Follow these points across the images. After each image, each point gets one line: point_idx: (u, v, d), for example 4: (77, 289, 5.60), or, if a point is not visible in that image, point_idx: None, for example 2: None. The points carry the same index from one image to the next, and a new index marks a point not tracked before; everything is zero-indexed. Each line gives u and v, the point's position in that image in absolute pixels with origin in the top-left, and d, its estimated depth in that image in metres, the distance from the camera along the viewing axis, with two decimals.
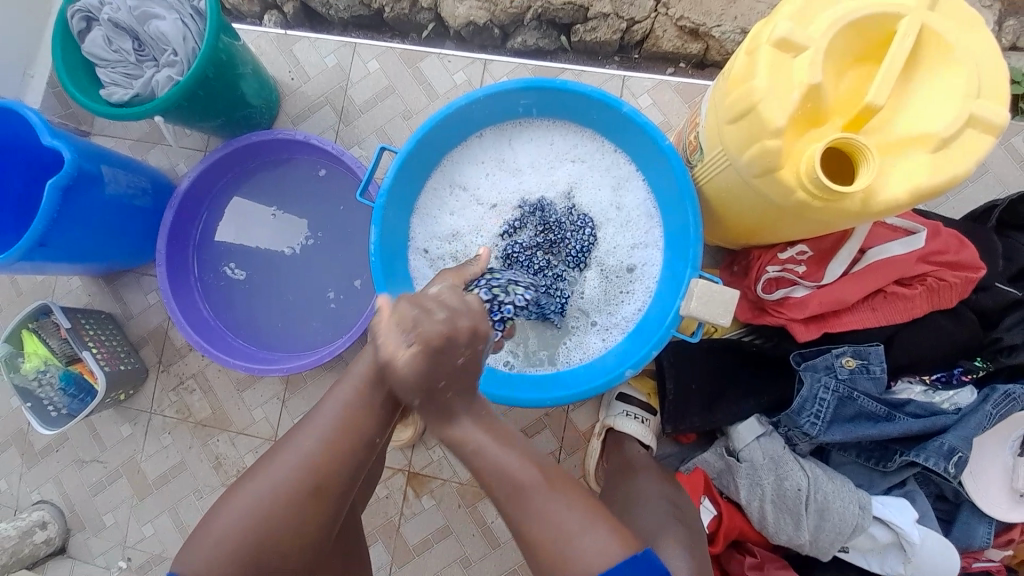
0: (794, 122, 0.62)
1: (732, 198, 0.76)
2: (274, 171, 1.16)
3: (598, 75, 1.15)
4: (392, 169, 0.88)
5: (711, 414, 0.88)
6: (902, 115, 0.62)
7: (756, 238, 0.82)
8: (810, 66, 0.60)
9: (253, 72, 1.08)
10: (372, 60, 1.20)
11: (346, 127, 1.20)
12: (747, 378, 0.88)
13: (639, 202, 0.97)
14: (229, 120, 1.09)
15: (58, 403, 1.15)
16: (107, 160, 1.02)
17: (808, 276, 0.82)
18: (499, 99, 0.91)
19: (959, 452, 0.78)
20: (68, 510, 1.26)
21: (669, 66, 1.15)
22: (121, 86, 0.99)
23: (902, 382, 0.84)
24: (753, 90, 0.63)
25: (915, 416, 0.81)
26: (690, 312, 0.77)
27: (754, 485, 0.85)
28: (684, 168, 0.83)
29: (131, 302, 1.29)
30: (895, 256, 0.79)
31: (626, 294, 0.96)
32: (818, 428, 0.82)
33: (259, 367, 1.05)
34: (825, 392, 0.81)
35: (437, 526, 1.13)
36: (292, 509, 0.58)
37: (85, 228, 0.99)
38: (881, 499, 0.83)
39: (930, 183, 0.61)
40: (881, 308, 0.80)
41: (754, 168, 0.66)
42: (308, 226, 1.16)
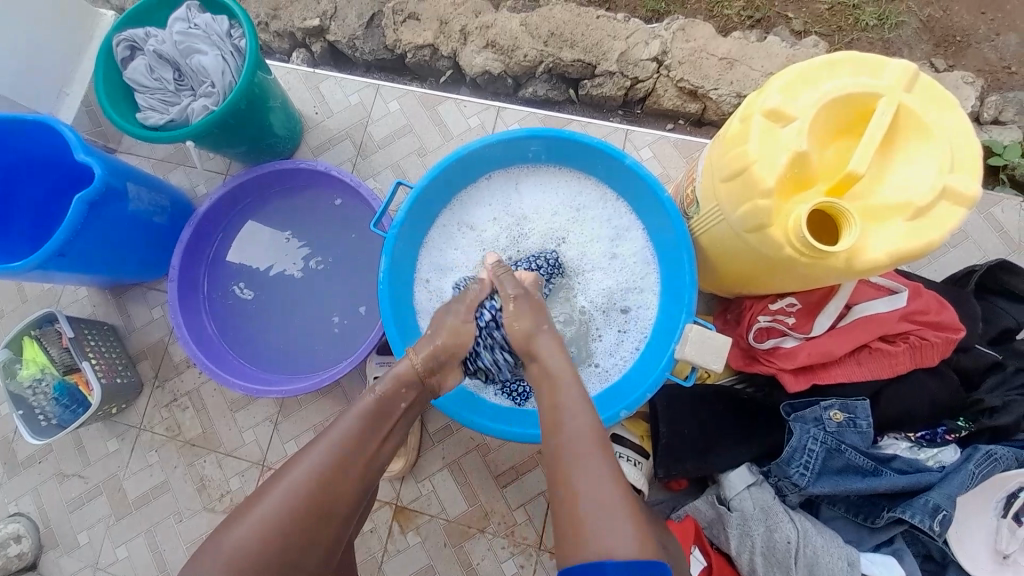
0: (783, 183, 0.67)
1: (726, 250, 0.80)
2: (291, 197, 1.21)
3: (602, 127, 1.23)
4: (406, 202, 0.93)
5: (704, 460, 0.89)
6: (882, 183, 0.67)
7: (748, 288, 0.86)
8: (798, 135, 0.66)
9: (281, 106, 1.15)
10: (392, 101, 1.28)
11: (363, 160, 1.27)
12: (736, 424, 0.90)
13: (637, 248, 1.01)
14: (253, 148, 1.15)
15: (50, 413, 1.15)
16: (133, 177, 1.06)
17: (797, 327, 0.85)
18: (511, 145, 0.97)
19: (944, 509, 0.78)
20: (43, 525, 1.22)
21: (670, 122, 1.24)
22: (157, 111, 1.06)
23: (888, 438, 0.86)
24: (747, 152, 0.68)
25: (901, 472, 0.82)
26: (683, 356, 0.80)
27: (744, 535, 0.85)
28: (680, 218, 0.87)
29: (134, 315, 1.31)
30: (879, 313, 0.82)
31: (621, 334, 0.99)
32: (807, 478, 0.83)
33: (256, 387, 1.05)
34: (814, 443, 0.82)
35: (420, 565, 1.11)
36: (305, 530, 0.65)
37: (102, 241, 1.03)
38: (870, 555, 0.82)
39: (906, 248, 0.66)
40: (867, 363, 0.83)
41: (746, 224, 0.71)
42: (318, 252, 1.20)
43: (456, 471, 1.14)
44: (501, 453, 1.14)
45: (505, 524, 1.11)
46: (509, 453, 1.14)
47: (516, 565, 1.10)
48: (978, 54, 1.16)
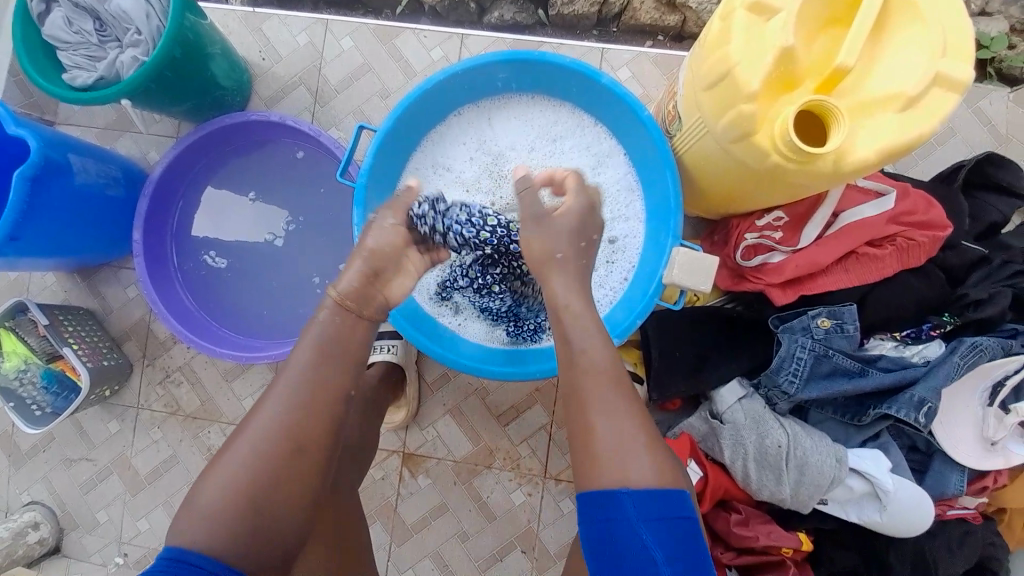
0: (769, 85, 0.63)
1: (711, 165, 0.76)
2: (251, 155, 1.14)
3: (577, 48, 1.14)
4: (371, 148, 0.87)
5: (694, 379, 0.91)
6: (871, 76, 0.63)
7: (734, 205, 0.84)
8: (783, 28, 0.61)
9: (222, 54, 1.05)
10: (345, 38, 1.17)
11: (322, 109, 1.18)
12: (726, 342, 0.90)
13: (619, 175, 0.97)
14: (199, 104, 1.07)
15: (42, 402, 1.14)
16: (74, 148, 0.99)
17: (784, 241, 0.84)
18: (477, 74, 0.90)
19: (929, 402, 0.81)
20: (59, 511, 1.25)
21: (647, 39, 1.15)
22: (85, 69, 0.95)
23: (875, 340, 0.87)
24: (729, 53, 0.63)
25: (887, 370, 0.84)
26: (672, 281, 0.79)
27: (737, 444, 0.88)
28: (662, 138, 0.83)
29: (109, 297, 1.27)
30: (867, 217, 0.81)
31: (610, 264, 0.97)
32: (796, 385, 0.85)
33: (245, 354, 1.04)
34: (802, 351, 0.83)
35: (434, 503, 1.16)
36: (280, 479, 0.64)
37: (56, 220, 0.97)
38: (857, 451, 0.87)
39: (897, 143, 0.62)
40: (854, 268, 0.83)
41: (731, 134, 0.67)
42: (289, 212, 1.14)
43: (457, 415, 1.16)
44: (500, 394, 1.16)
45: (510, 458, 1.15)
46: (508, 393, 1.16)
47: (524, 493, 1.15)
48: None
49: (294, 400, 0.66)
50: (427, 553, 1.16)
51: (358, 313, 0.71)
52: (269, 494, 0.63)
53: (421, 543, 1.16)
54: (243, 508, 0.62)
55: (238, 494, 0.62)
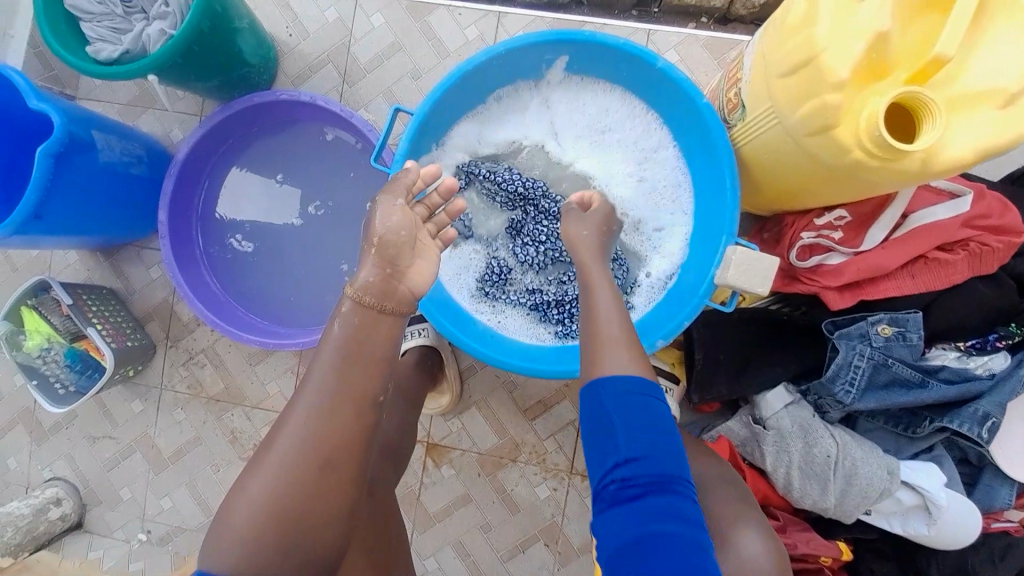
0: (859, 73, 0.57)
1: (777, 160, 0.72)
2: (278, 136, 1.10)
3: (621, 28, 1.08)
4: (409, 131, 0.82)
5: (738, 381, 0.87)
6: (971, 66, 0.58)
7: (793, 204, 0.80)
8: (879, 11, 0.55)
9: (250, 27, 1.00)
10: (376, 13, 1.12)
11: (350, 89, 1.13)
12: (775, 346, 0.87)
13: (667, 164, 0.92)
14: (225, 81, 1.02)
15: (66, 380, 1.13)
16: (98, 125, 0.96)
17: (845, 242, 0.80)
18: (520, 54, 0.85)
19: (993, 417, 0.78)
20: (83, 487, 1.26)
21: (691, 20, 1.08)
22: (109, 42, 0.91)
23: (936, 349, 0.83)
24: (815, 37, 0.58)
25: (949, 381, 0.80)
26: (725, 282, 0.74)
27: (781, 452, 0.85)
28: (720, 127, 0.78)
29: (132, 276, 1.25)
30: (940, 220, 0.76)
31: (655, 256, 0.94)
32: (852, 395, 0.81)
33: (271, 341, 1.02)
34: (860, 360, 0.79)
35: (457, 494, 1.15)
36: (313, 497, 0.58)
37: (81, 198, 0.95)
38: (909, 464, 0.84)
39: (995, 142, 0.57)
40: (920, 274, 0.78)
41: (807, 127, 0.62)
42: (316, 196, 1.10)
43: (484, 408, 1.14)
44: (528, 388, 1.13)
45: (536, 453, 1.13)
46: (537, 387, 1.13)
47: (550, 488, 1.13)
48: None
49: (324, 405, 0.59)
50: (449, 543, 1.15)
51: (380, 306, 0.61)
52: (303, 514, 0.58)
53: (444, 533, 1.15)
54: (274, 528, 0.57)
55: (266, 509, 0.57)
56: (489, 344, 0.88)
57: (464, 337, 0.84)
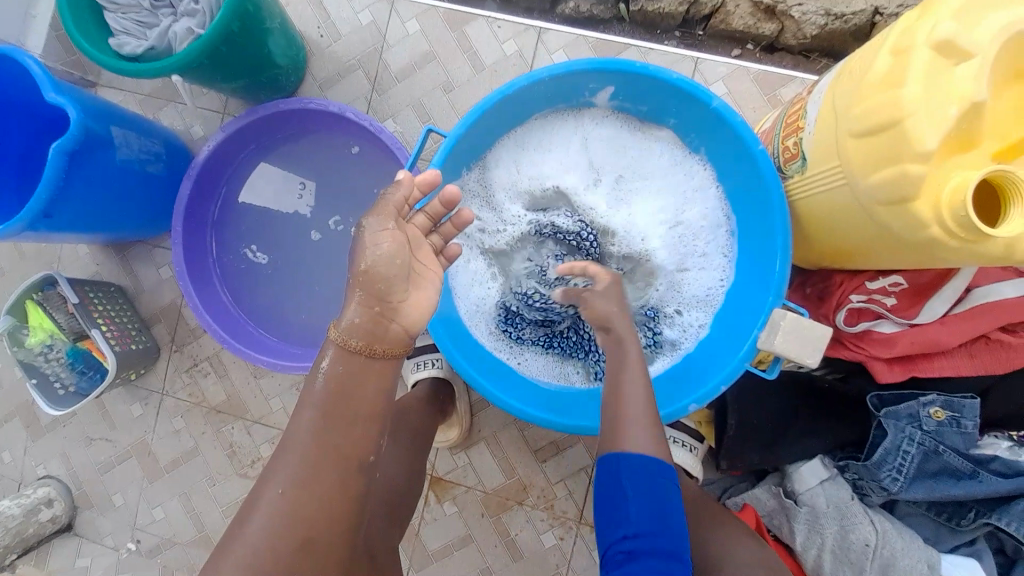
0: (947, 143, 0.52)
1: (835, 220, 0.66)
2: (302, 144, 1.06)
3: (667, 54, 1.03)
4: (440, 154, 0.78)
5: (770, 451, 0.81)
6: None
7: (844, 262, 0.73)
8: (975, 79, 0.50)
9: (281, 28, 0.96)
10: (412, 20, 1.08)
11: (380, 97, 1.09)
12: (816, 416, 0.80)
13: (709, 207, 0.87)
14: (252, 83, 0.99)
15: (67, 380, 1.10)
16: (118, 120, 0.93)
17: (897, 311, 0.74)
18: (566, 80, 0.80)
19: None
20: (75, 489, 1.22)
21: (735, 46, 1.03)
22: (133, 36, 0.88)
23: (987, 437, 0.76)
24: (902, 98, 0.52)
25: (1001, 475, 0.72)
26: (770, 348, 0.68)
27: (813, 532, 0.79)
28: (775, 177, 0.72)
29: (142, 276, 1.22)
30: (1005, 299, 0.70)
31: (689, 303, 0.88)
32: (899, 484, 0.75)
33: (277, 360, 0.97)
34: (910, 445, 0.73)
35: (459, 533, 1.09)
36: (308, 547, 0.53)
37: (96, 196, 0.91)
38: (951, 558, 0.76)
39: None
40: (980, 355, 0.72)
41: (879, 194, 0.57)
42: (336, 210, 1.06)
43: (492, 445, 1.09)
44: (540, 427, 1.07)
45: (544, 497, 1.07)
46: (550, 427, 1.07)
47: (556, 537, 1.07)
48: None
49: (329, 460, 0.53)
50: None
51: (370, 350, 0.56)
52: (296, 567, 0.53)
53: (442, 574, 1.09)
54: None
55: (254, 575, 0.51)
56: (509, 390, 0.81)
57: (488, 385, 0.77)
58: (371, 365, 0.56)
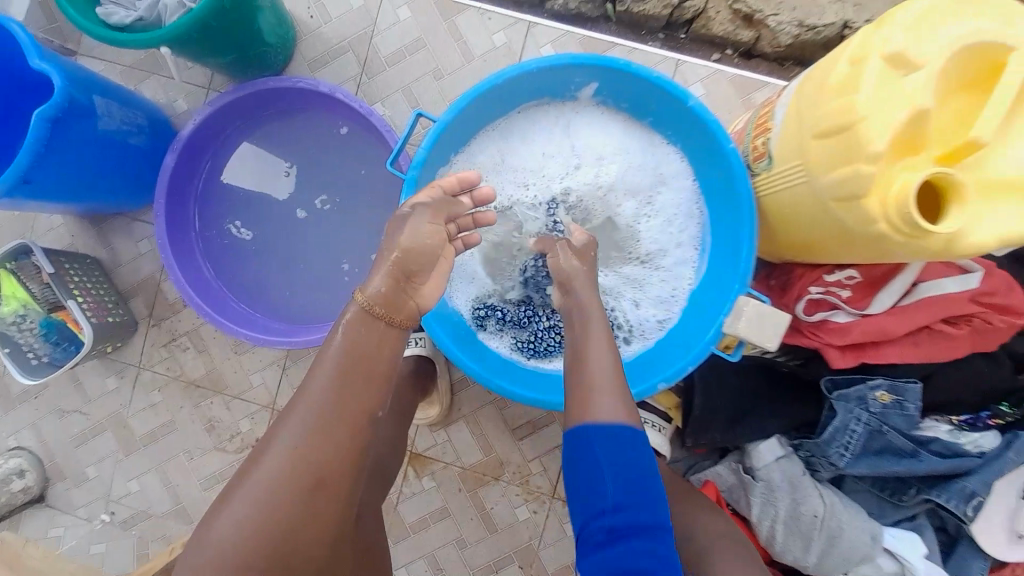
0: (896, 146, 0.57)
1: (798, 215, 0.71)
2: (290, 123, 1.06)
3: (650, 55, 1.07)
4: (429, 138, 0.80)
5: (732, 431, 0.87)
6: (1003, 152, 0.57)
7: (806, 256, 0.79)
8: (921, 87, 0.55)
9: (271, 7, 0.96)
10: (403, 7, 1.09)
11: (369, 81, 1.09)
12: (775, 397, 0.86)
13: (683, 203, 0.91)
14: (241, 58, 0.98)
15: (40, 351, 1.09)
16: (102, 90, 0.92)
17: (852, 301, 0.79)
18: (554, 72, 0.83)
19: (979, 496, 0.78)
20: (47, 460, 1.21)
21: (716, 52, 1.07)
22: (123, 7, 0.86)
23: (929, 421, 0.81)
24: (856, 103, 0.57)
25: (939, 455, 0.78)
26: (735, 332, 0.74)
27: (767, 505, 0.84)
28: (745, 176, 0.77)
29: (119, 249, 1.20)
30: (949, 293, 0.75)
31: (661, 292, 0.92)
32: (845, 459, 0.81)
33: (262, 335, 0.98)
34: (857, 424, 0.79)
35: (435, 507, 1.13)
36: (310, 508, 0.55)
37: (75, 165, 0.90)
38: (893, 531, 0.82)
39: (1020, 231, 0.57)
40: (924, 344, 0.77)
41: (836, 191, 0.62)
42: (323, 188, 1.07)
43: (471, 423, 1.12)
44: (518, 408, 1.12)
45: (520, 473, 1.12)
46: (527, 408, 1.12)
47: (529, 510, 1.12)
48: None
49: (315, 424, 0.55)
50: (422, 555, 1.13)
51: (383, 318, 0.59)
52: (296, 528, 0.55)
53: (418, 545, 1.13)
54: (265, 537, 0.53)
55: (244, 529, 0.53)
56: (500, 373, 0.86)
57: (477, 368, 0.82)
58: (371, 340, 0.58)
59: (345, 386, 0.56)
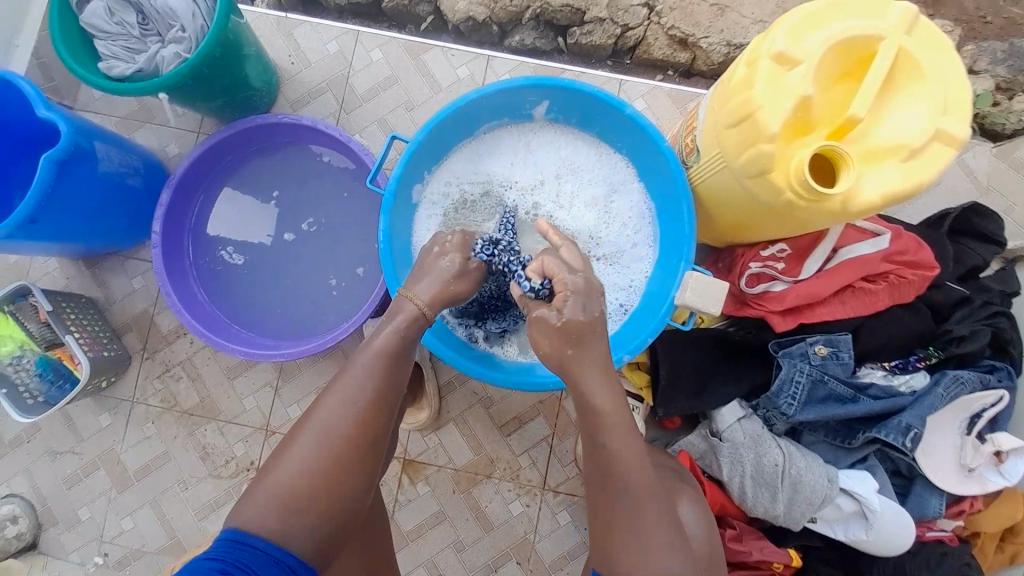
0: (788, 128, 0.69)
1: (725, 197, 0.83)
2: (277, 156, 1.16)
3: (595, 77, 1.21)
4: (404, 157, 0.91)
5: (698, 398, 0.95)
6: (880, 124, 0.69)
7: (740, 237, 0.91)
8: (802, 79, 0.67)
9: (256, 55, 1.07)
10: (375, 50, 1.22)
11: (347, 116, 1.21)
12: (732, 364, 0.96)
13: (634, 200, 1.02)
14: (229, 101, 1.09)
15: (35, 390, 1.12)
16: (101, 136, 1.01)
17: (786, 272, 0.91)
18: (509, 95, 0.95)
19: (914, 428, 0.88)
20: (39, 505, 1.21)
21: (658, 73, 1.23)
22: (122, 60, 0.97)
23: (865, 368, 0.93)
24: (754, 97, 0.69)
25: (876, 397, 0.90)
26: (684, 302, 0.84)
27: (735, 462, 0.92)
28: (680, 169, 0.89)
29: (113, 287, 1.26)
30: (863, 255, 0.88)
31: (621, 280, 1.02)
32: (794, 407, 0.90)
33: (259, 352, 1.04)
34: (801, 375, 0.89)
35: (431, 511, 1.16)
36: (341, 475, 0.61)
37: (76, 205, 0.97)
38: (847, 472, 0.92)
39: (900, 188, 0.68)
40: (849, 301, 0.90)
41: (749, 170, 0.73)
42: (310, 213, 1.16)
43: (461, 424, 1.18)
44: (504, 404, 1.18)
45: (511, 469, 1.17)
46: (512, 404, 1.18)
47: (522, 505, 1.16)
48: (952, 2, 1.17)
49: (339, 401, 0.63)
50: (422, 561, 1.16)
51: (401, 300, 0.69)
52: (330, 493, 0.62)
53: (417, 552, 1.16)
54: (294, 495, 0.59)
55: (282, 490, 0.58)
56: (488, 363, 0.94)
57: (464, 360, 0.90)
58: None
59: (363, 365, 0.68)
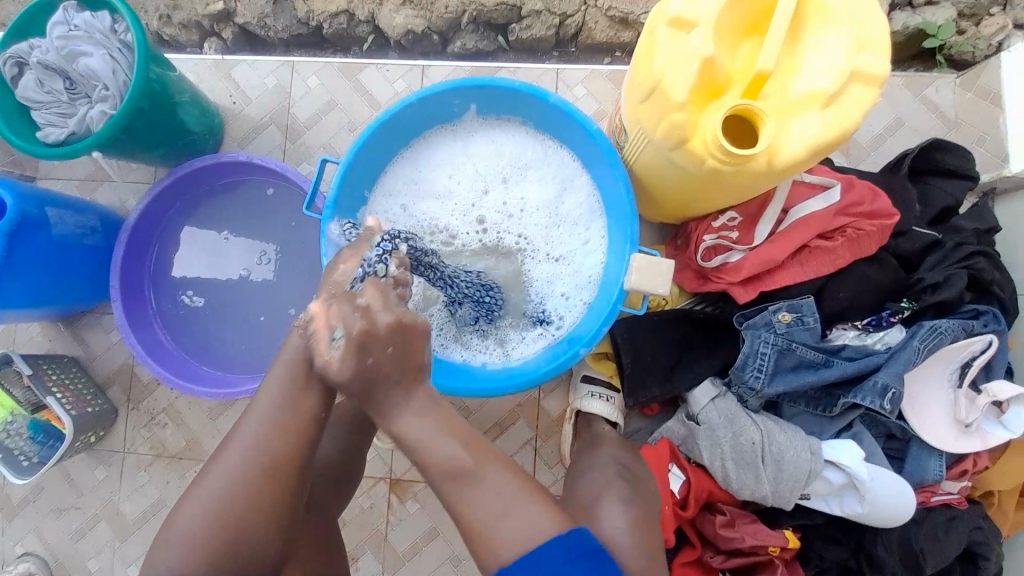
0: (695, 94, 0.66)
1: (657, 173, 0.79)
2: (225, 195, 1.17)
3: (534, 70, 1.18)
4: (336, 179, 0.90)
5: (669, 382, 0.91)
6: (795, 74, 0.66)
7: (685, 211, 0.87)
8: (702, 41, 0.64)
9: (192, 100, 1.09)
10: (311, 76, 1.22)
11: (293, 144, 1.22)
12: (701, 344, 0.92)
13: (577, 190, 1.00)
14: (172, 149, 1.10)
15: (30, 452, 1.14)
16: (53, 202, 1.02)
17: (740, 240, 0.86)
18: (434, 101, 0.94)
19: (893, 388, 0.81)
20: (52, 561, 1.24)
21: (605, 55, 1.20)
22: (57, 126, 0.99)
23: (837, 330, 0.89)
24: (656, 67, 0.66)
25: (851, 359, 0.85)
26: (631, 286, 0.81)
27: (715, 445, 0.88)
28: (613, 151, 0.86)
29: (92, 343, 1.28)
30: (814, 211, 0.83)
31: (575, 274, 0.99)
32: (762, 380, 0.86)
33: (223, 389, 1.05)
34: (765, 346, 0.85)
35: (424, 528, 1.15)
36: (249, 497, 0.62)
37: (35, 272, 0.99)
38: (830, 442, 0.87)
39: (825, 138, 0.64)
40: (808, 262, 0.85)
41: (667, 142, 0.69)
42: (263, 247, 1.16)
43: None
44: None
45: None
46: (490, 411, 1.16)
47: None
48: None
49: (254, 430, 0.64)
50: None
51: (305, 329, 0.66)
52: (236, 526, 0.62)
53: (415, 571, 1.14)
54: (215, 530, 0.61)
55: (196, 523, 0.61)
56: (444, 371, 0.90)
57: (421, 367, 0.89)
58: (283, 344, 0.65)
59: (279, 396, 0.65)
